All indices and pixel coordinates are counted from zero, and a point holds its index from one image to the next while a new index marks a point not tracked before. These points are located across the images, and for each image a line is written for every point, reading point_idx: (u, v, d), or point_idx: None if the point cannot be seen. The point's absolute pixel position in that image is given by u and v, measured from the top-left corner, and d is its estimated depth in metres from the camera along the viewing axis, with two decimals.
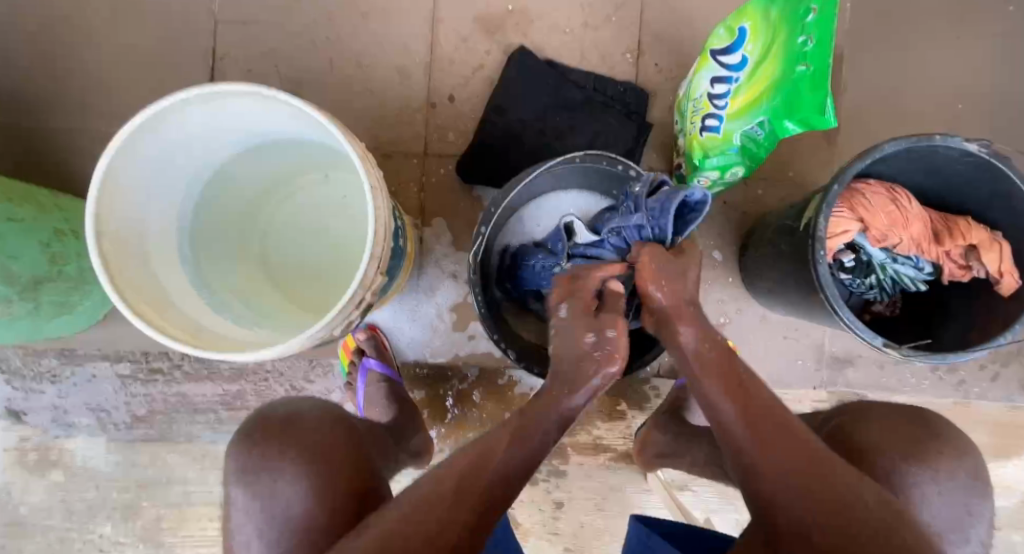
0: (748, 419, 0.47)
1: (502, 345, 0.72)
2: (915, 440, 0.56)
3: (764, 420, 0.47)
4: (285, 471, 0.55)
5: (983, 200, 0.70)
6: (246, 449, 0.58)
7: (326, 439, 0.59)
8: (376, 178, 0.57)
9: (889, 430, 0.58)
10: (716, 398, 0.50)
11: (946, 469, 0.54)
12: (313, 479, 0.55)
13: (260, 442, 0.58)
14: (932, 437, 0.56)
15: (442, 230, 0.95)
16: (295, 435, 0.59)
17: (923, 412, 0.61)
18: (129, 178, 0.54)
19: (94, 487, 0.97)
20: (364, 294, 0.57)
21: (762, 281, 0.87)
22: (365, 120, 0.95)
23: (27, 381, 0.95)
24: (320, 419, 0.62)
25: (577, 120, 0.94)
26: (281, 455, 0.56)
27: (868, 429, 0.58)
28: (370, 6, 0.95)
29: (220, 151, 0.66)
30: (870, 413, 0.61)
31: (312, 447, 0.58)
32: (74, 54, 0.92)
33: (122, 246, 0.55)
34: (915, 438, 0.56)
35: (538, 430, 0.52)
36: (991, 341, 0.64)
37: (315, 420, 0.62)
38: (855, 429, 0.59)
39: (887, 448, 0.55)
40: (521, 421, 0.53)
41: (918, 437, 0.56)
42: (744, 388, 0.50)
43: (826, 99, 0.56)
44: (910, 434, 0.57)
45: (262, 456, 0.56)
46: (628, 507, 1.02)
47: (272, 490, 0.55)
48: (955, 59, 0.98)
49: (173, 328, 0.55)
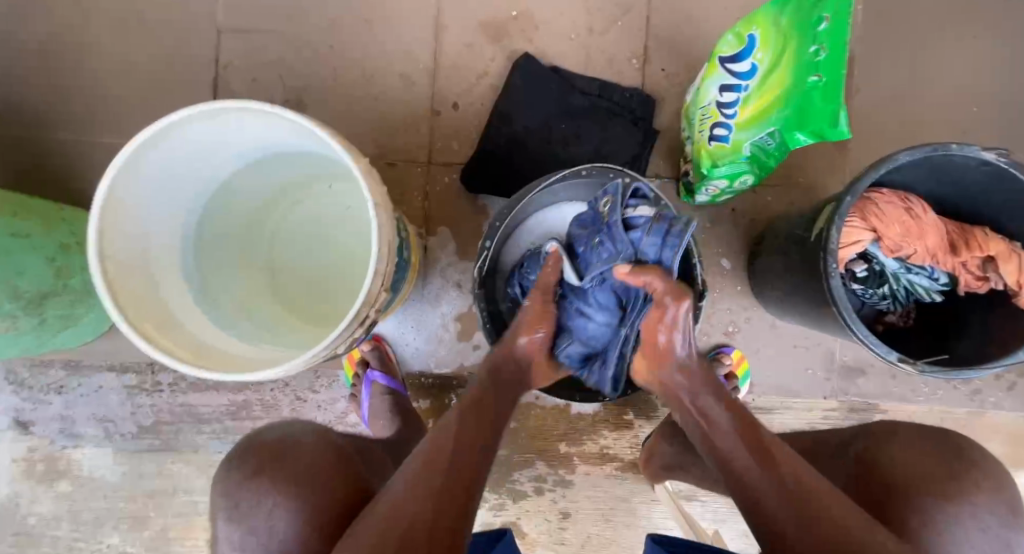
0: (770, 465, 0.50)
1: None
2: (947, 469, 0.54)
3: (785, 468, 0.50)
4: (279, 504, 0.54)
5: (1001, 210, 0.68)
6: (242, 480, 0.57)
7: (319, 462, 0.59)
8: (380, 194, 0.56)
9: (919, 460, 0.56)
10: (738, 446, 0.54)
11: (986, 503, 0.52)
12: (306, 506, 0.54)
13: (258, 469, 0.57)
14: (964, 463, 0.55)
15: (447, 239, 0.94)
16: (287, 464, 0.58)
17: (950, 434, 0.59)
18: (131, 196, 0.54)
19: (101, 497, 0.97)
20: (368, 311, 0.56)
21: (772, 291, 0.86)
22: (369, 129, 0.94)
23: (35, 392, 0.96)
24: (315, 446, 0.62)
25: (583, 127, 0.92)
26: (274, 487, 0.55)
27: (898, 458, 0.57)
28: (372, 13, 0.94)
29: (225, 166, 0.66)
30: (896, 435, 0.60)
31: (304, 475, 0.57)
32: (78, 66, 0.92)
33: (124, 265, 0.54)
34: (948, 467, 0.55)
35: (484, 405, 0.60)
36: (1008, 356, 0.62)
37: (309, 447, 0.62)
38: (886, 461, 0.58)
39: (918, 480, 0.54)
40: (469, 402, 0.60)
41: (949, 466, 0.54)
42: (765, 444, 0.54)
43: (839, 111, 0.55)
44: (941, 460, 0.55)
45: (263, 483, 0.56)
46: (636, 517, 1.01)
47: (268, 523, 0.54)
48: (970, 60, 0.95)
49: (177, 348, 0.54)
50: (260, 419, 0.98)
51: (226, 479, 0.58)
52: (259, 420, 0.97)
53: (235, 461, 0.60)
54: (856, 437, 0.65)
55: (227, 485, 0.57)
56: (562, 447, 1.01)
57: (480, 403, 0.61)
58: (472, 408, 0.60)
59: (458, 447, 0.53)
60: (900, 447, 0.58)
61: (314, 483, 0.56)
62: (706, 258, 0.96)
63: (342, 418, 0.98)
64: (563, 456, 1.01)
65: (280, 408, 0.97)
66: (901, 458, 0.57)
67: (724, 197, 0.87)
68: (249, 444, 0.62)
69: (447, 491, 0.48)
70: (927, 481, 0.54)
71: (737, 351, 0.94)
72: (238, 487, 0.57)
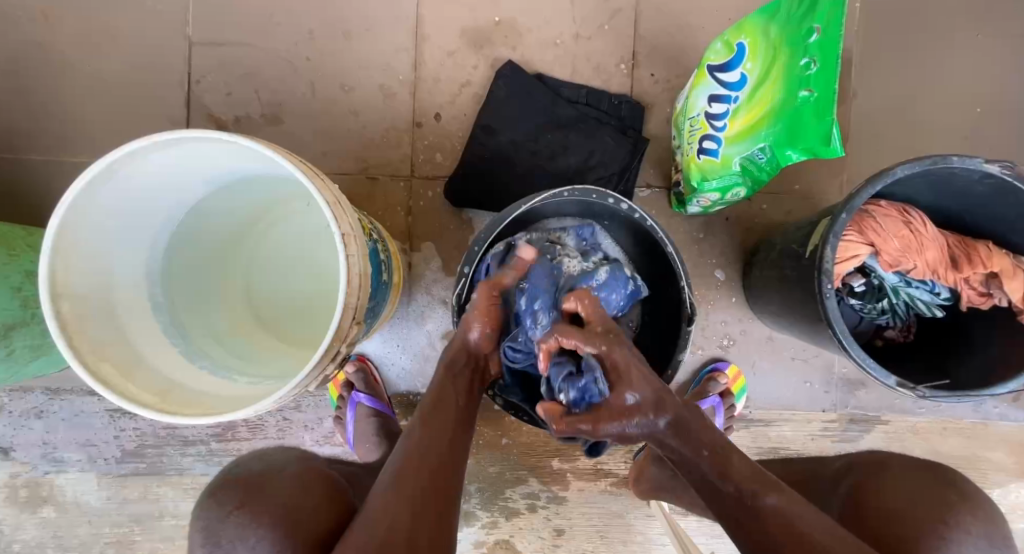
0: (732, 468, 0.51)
1: None
2: (944, 501, 0.54)
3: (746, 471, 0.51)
4: (265, 536, 0.51)
5: (1006, 223, 0.65)
6: (223, 515, 0.53)
7: (294, 501, 0.55)
8: (349, 224, 0.53)
9: (912, 483, 0.57)
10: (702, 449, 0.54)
11: (980, 532, 0.52)
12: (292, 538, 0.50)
13: (242, 502, 0.53)
14: (960, 495, 0.55)
15: (432, 254, 0.91)
16: (267, 496, 0.54)
17: (938, 466, 0.60)
18: (87, 232, 0.51)
19: (86, 523, 0.95)
20: (339, 347, 0.53)
21: (767, 305, 0.83)
22: (349, 143, 0.91)
23: (15, 418, 0.94)
24: (295, 479, 0.59)
25: (569, 137, 0.89)
26: (257, 522, 0.51)
27: (887, 488, 0.58)
28: (350, 23, 0.91)
29: (191, 192, 0.63)
30: (890, 466, 0.61)
31: (288, 508, 0.53)
32: (46, 84, 0.89)
33: (82, 307, 0.52)
34: (943, 499, 0.54)
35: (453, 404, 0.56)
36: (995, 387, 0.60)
37: (290, 480, 0.58)
38: (879, 491, 0.58)
39: (915, 510, 0.54)
40: (438, 403, 0.56)
41: (943, 494, 0.55)
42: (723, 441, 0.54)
43: (832, 127, 0.51)
44: (936, 492, 0.55)
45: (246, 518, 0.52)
46: (631, 534, 0.98)
47: None
48: (973, 59, 0.92)
49: (140, 393, 0.51)
50: (246, 441, 0.95)
51: (209, 511, 0.54)
52: (245, 441, 0.95)
53: (223, 492, 0.55)
54: (849, 468, 0.65)
55: (209, 518, 0.53)
56: (555, 463, 0.99)
57: (444, 399, 0.56)
58: (441, 403, 0.56)
59: (432, 450, 0.50)
60: (894, 481, 0.58)
61: (301, 514, 0.53)
62: (699, 269, 0.93)
63: (329, 437, 0.96)
64: (556, 473, 0.99)
65: (266, 429, 0.95)
66: (894, 490, 0.57)
67: (716, 207, 0.84)
68: (237, 474, 0.58)
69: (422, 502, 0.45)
70: (925, 512, 0.53)
71: (733, 366, 0.92)
72: (221, 521, 0.52)
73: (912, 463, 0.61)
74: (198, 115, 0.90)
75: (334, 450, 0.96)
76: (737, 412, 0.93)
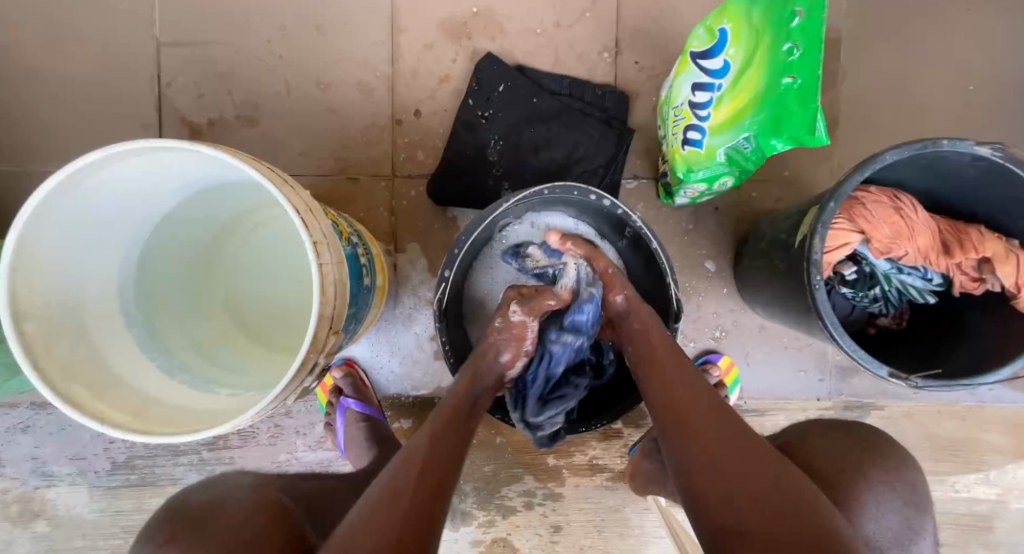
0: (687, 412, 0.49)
1: (444, 343, 0.66)
2: (858, 459, 0.64)
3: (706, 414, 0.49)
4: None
5: (996, 207, 0.64)
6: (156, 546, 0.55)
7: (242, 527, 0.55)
8: (322, 231, 0.51)
9: (836, 448, 0.65)
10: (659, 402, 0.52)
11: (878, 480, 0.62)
12: None
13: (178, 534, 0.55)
14: (873, 453, 0.65)
15: (416, 255, 0.90)
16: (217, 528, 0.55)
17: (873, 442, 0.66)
18: (49, 249, 0.49)
19: (80, 535, 0.94)
20: (317, 358, 0.51)
21: (759, 295, 0.82)
22: (327, 143, 0.89)
23: (1, 434, 0.93)
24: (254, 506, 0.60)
25: (554, 132, 0.87)
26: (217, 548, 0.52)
27: (813, 447, 0.66)
28: (324, 18, 0.88)
29: (160, 202, 0.61)
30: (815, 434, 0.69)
31: (234, 537, 0.54)
32: (13, 95, 0.87)
33: (47, 325, 0.50)
34: (858, 456, 0.64)
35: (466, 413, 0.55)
36: (977, 378, 0.59)
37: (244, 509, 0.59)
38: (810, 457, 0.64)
39: None
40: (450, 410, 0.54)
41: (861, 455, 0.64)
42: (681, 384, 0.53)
43: (816, 116, 0.52)
44: (855, 451, 0.65)
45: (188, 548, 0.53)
46: (628, 528, 0.98)
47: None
48: (965, 36, 0.89)
49: (114, 411, 0.50)
50: (238, 449, 0.95)
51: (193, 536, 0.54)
52: (237, 449, 0.94)
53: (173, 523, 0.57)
54: (791, 431, 0.73)
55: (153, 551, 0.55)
56: (550, 460, 0.98)
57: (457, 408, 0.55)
58: (453, 422, 0.52)
59: (434, 458, 0.47)
60: (821, 438, 0.67)
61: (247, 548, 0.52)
62: (690, 260, 0.92)
63: (322, 442, 0.95)
64: (551, 470, 0.98)
65: (257, 436, 0.94)
66: (822, 447, 0.66)
67: (704, 198, 0.82)
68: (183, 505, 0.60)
69: (417, 503, 0.42)
70: None
71: (726, 356, 0.90)
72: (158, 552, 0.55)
73: (831, 425, 0.70)
74: (171, 119, 0.88)
75: (326, 456, 0.95)
76: (732, 403, 0.92)
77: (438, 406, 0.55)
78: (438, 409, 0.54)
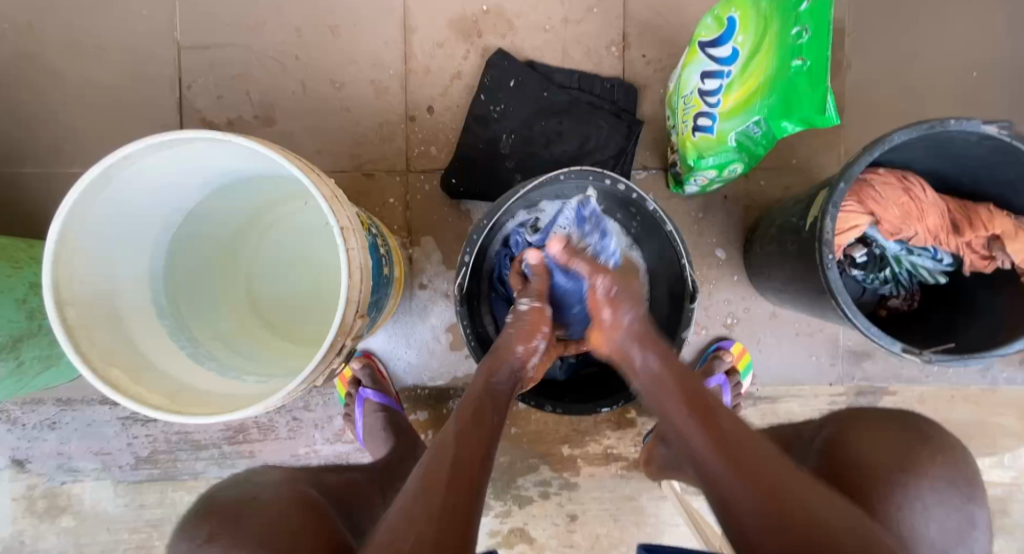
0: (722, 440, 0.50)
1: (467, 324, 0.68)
2: (908, 451, 0.64)
3: (742, 446, 0.49)
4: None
5: (1006, 185, 0.64)
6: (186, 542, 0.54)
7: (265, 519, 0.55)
8: (348, 217, 0.53)
9: (885, 441, 0.66)
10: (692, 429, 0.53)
11: (939, 476, 0.61)
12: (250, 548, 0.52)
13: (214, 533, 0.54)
14: (926, 441, 0.65)
15: (431, 248, 0.92)
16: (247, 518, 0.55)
17: (913, 433, 0.66)
18: (85, 239, 0.51)
19: (105, 530, 0.96)
20: (345, 340, 0.53)
21: (770, 280, 0.83)
22: (343, 140, 0.91)
23: (28, 430, 0.95)
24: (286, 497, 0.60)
25: (564, 125, 0.89)
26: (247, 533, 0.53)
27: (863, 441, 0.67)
28: (338, 20, 0.91)
29: (187, 195, 0.63)
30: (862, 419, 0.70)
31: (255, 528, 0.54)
32: (37, 99, 0.89)
33: (88, 312, 0.52)
34: (903, 453, 0.64)
35: (489, 410, 0.56)
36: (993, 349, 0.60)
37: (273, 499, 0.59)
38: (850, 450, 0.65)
39: None
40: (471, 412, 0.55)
41: (912, 445, 0.64)
42: (710, 411, 0.54)
43: (826, 96, 0.54)
44: (907, 444, 0.65)
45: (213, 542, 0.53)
46: (644, 516, 0.99)
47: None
48: (967, 23, 0.91)
49: (150, 395, 0.52)
50: (258, 442, 0.96)
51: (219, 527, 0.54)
52: (257, 443, 0.96)
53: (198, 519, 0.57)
54: (827, 426, 0.74)
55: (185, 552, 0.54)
56: (564, 449, 0.99)
57: (481, 410, 0.56)
58: (478, 415, 0.55)
59: (462, 463, 0.48)
60: (869, 431, 0.68)
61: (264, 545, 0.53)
62: (701, 249, 0.93)
63: (340, 435, 0.97)
64: (567, 459, 0.99)
65: (276, 430, 0.96)
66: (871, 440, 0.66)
67: (714, 185, 0.83)
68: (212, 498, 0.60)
69: (448, 498, 0.44)
70: None
71: (738, 343, 0.91)
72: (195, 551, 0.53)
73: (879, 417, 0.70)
74: (191, 118, 0.90)
75: (344, 448, 0.97)
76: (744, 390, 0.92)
77: (461, 403, 0.58)
78: (457, 412, 0.56)
